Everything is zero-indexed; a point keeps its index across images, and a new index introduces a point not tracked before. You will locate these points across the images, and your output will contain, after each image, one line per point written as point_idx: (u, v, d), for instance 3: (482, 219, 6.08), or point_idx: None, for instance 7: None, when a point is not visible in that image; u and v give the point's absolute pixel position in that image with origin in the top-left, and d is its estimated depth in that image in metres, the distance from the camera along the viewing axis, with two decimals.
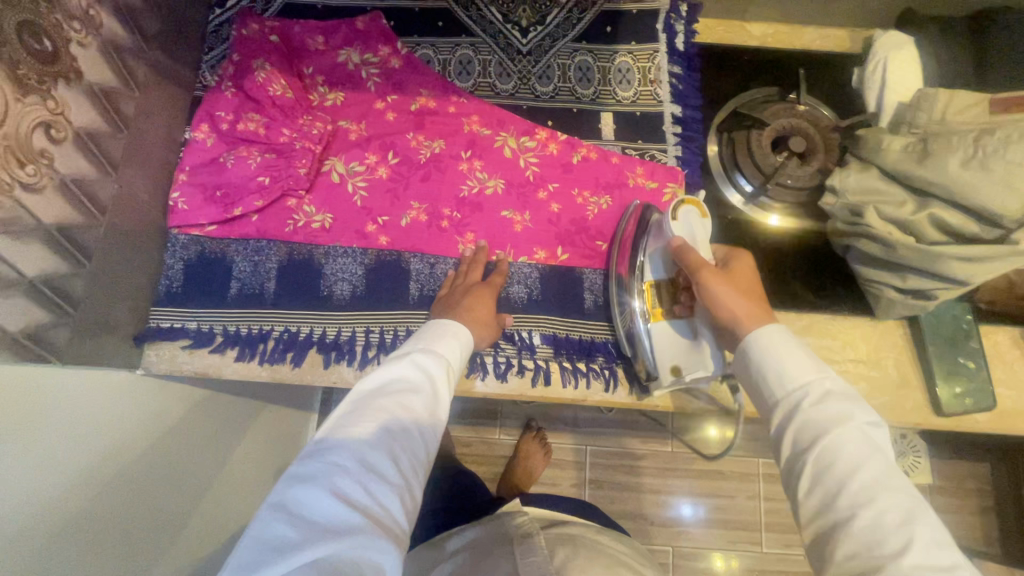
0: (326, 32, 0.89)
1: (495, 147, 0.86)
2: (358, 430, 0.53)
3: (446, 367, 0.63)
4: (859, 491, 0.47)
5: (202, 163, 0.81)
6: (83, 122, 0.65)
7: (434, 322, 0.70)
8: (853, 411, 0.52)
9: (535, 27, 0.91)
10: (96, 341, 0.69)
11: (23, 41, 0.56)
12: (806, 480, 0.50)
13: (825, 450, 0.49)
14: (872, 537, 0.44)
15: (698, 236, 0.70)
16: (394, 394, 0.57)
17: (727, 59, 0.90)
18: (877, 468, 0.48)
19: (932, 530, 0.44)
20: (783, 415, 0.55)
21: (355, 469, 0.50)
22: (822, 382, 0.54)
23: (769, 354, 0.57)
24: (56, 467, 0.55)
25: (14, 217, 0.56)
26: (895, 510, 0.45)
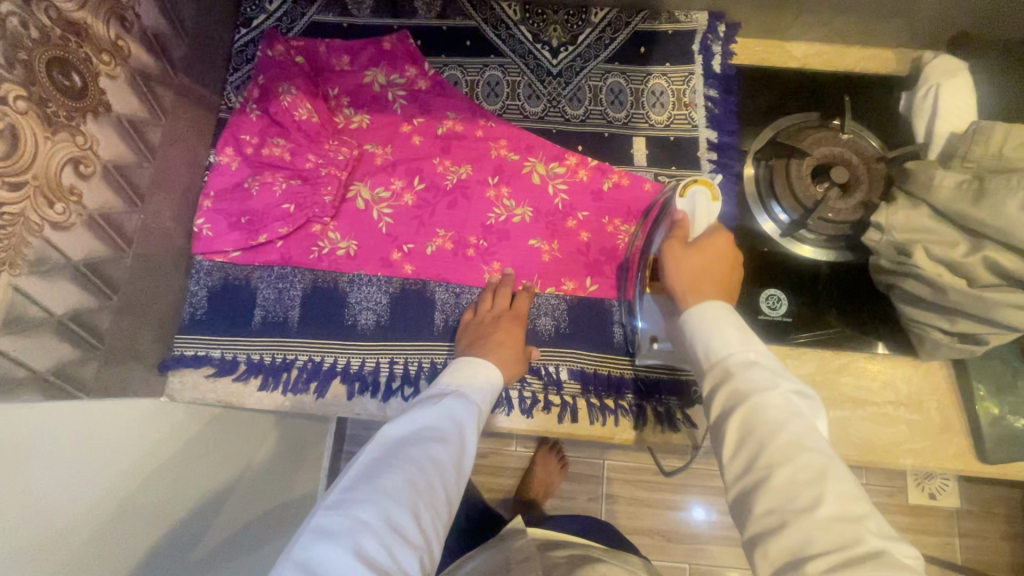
0: (351, 52, 0.87)
1: (522, 173, 0.84)
2: (384, 482, 0.52)
3: (475, 414, 0.62)
4: (779, 453, 0.44)
5: (227, 188, 0.81)
6: (111, 155, 0.64)
7: (461, 359, 0.69)
8: (775, 373, 0.48)
9: (566, 47, 0.88)
10: (124, 372, 0.69)
11: (52, 80, 0.55)
12: (728, 448, 0.47)
13: (746, 414, 0.46)
14: (787, 500, 0.42)
15: (699, 218, 0.65)
16: (422, 445, 0.56)
17: (766, 81, 0.86)
18: (798, 428, 0.44)
19: (846, 488, 0.41)
20: (707, 383, 0.51)
21: (378, 527, 0.48)
22: (748, 348, 0.50)
23: (699, 322, 0.53)
24: (74, 493, 0.55)
25: (44, 256, 0.56)
26: (811, 467, 0.42)
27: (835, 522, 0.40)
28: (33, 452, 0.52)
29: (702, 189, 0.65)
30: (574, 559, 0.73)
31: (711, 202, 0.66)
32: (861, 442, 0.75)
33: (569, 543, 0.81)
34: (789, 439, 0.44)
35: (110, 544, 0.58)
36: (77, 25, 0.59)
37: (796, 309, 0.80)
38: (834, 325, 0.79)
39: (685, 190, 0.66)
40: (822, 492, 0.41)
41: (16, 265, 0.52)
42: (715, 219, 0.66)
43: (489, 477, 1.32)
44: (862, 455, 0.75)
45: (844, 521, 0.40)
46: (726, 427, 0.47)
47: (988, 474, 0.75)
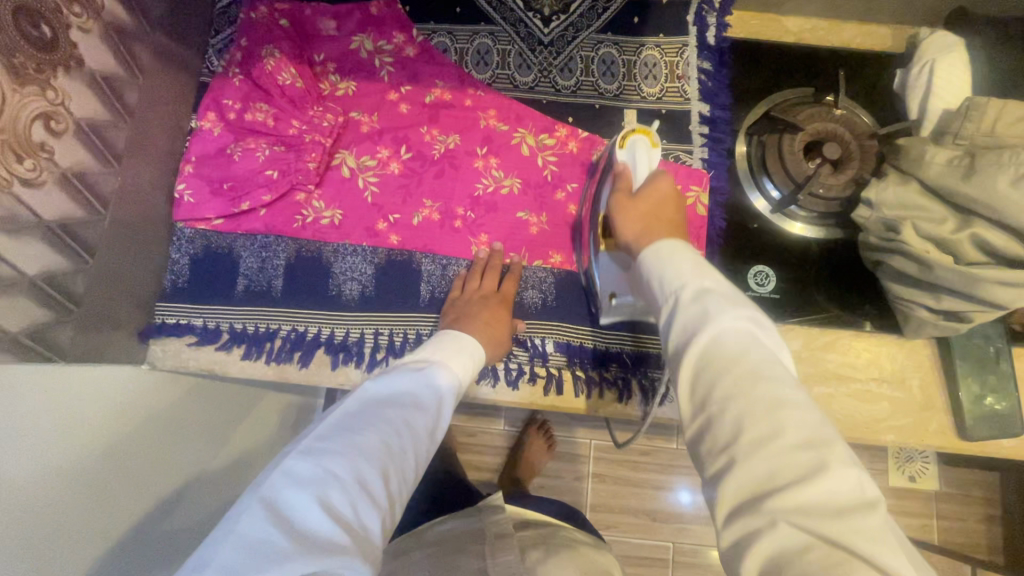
0: (337, 17, 0.85)
1: (512, 144, 0.82)
2: (359, 438, 0.52)
3: (453, 390, 0.63)
4: (733, 384, 0.42)
5: (208, 154, 0.79)
6: (85, 113, 0.62)
7: (445, 330, 0.69)
8: (736, 304, 0.47)
9: (558, 16, 0.86)
10: (102, 338, 0.67)
11: (19, 28, 0.53)
12: (686, 377, 0.45)
13: (706, 342, 0.45)
14: (746, 434, 0.40)
15: (640, 165, 0.69)
16: (400, 409, 0.56)
17: (762, 56, 0.85)
18: (759, 359, 0.43)
19: (808, 421, 0.40)
20: (665, 316, 0.50)
21: (348, 481, 0.48)
22: (702, 278, 0.49)
23: (655, 260, 0.53)
24: (34, 447, 0.53)
25: (13, 213, 0.54)
26: (766, 400, 0.41)
27: (790, 453, 0.38)
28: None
29: (641, 138, 0.70)
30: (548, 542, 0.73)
31: (650, 154, 0.70)
32: (845, 419, 0.75)
33: (541, 525, 0.80)
34: (748, 368, 0.43)
35: (78, 496, 0.57)
36: None
37: (781, 286, 0.80)
38: (818, 302, 0.79)
39: (624, 141, 0.71)
40: (777, 423, 0.39)
41: None
42: (656, 165, 0.70)
43: (477, 454, 1.33)
44: (845, 432, 0.75)
45: (798, 454, 0.38)
46: (686, 358, 0.45)
47: (969, 451, 0.75)
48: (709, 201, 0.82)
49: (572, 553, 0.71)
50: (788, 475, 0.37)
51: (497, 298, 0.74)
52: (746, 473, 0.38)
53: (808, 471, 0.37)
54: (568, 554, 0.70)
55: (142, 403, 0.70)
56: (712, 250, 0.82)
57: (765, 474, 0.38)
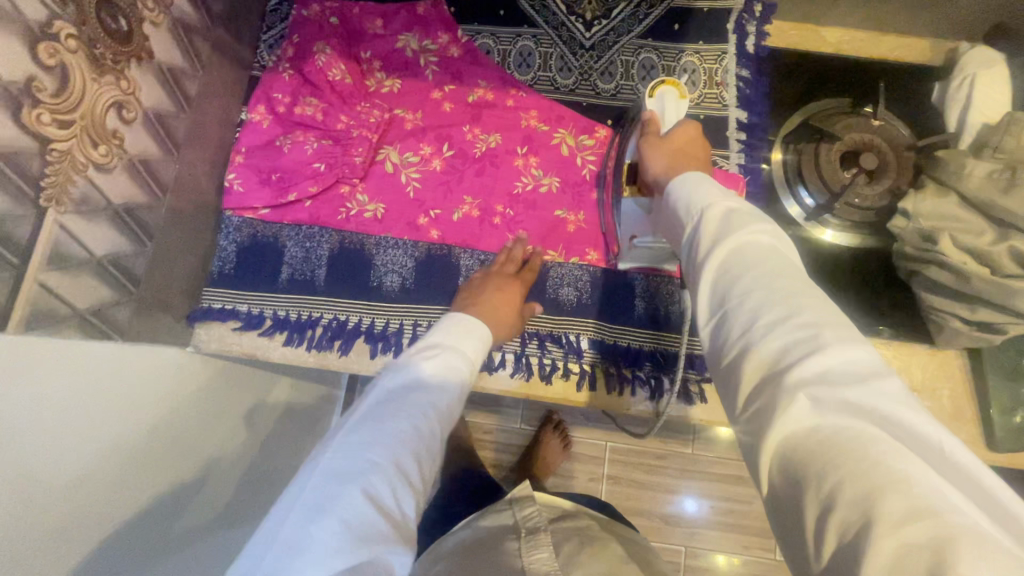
0: (385, 16, 0.87)
1: (552, 144, 0.84)
2: (390, 426, 0.51)
3: (467, 373, 0.63)
4: (754, 282, 0.43)
5: (258, 145, 0.81)
6: (152, 102, 0.65)
7: (453, 315, 0.69)
8: (756, 219, 0.48)
9: (599, 21, 0.88)
10: (154, 320, 0.70)
11: (101, 21, 0.55)
12: (710, 276, 0.47)
13: (727, 247, 0.46)
14: (760, 318, 0.41)
15: (667, 115, 0.71)
16: (422, 395, 0.56)
17: (800, 66, 0.86)
18: (777, 266, 0.44)
19: (826, 310, 0.40)
20: (688, 234, 0.51)
21: (387, 470, 0.47)
22: (725, 201, 0.51)
23: (681, 190, 0.55)
24: (68, 456, 0.50)
25: (87, 196, 0.57)
26: (786, 290, 0.42)
27: (810, 330, 0.39)
28: (50, 400, 0.49)
29: (671, 90, 0.72)
30: (579, 535, 0.75)
31: (677, 106, 0.72)
32: None
33: (575, 516, 0.83)
34: (766, 268, 0.44)
35: (115, 495, 0.56)
36: None
37: None
38: (850, 311, 0.80)
39: (654, 91, 0.73)
40: (796, 305, 0.40)
41: (62, 203, 0.54)
42: (683, 115, 0.72)
43: (494, 451, 1.34)
44: None
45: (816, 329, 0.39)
46: (710, 260, 0.47)
47: (996, 464, 0.75)
48: None
49: (605, 547, 0.73)
50: (809, 346, 0.38)
51: (514, 286, 0.74)
52: (768, 346, 0.39)
53: (825, 342, 0.37)
54: (599, 548, 0.72)
55: (156, 378, 0.67)
56: None
57: (783, 348, 0.39)
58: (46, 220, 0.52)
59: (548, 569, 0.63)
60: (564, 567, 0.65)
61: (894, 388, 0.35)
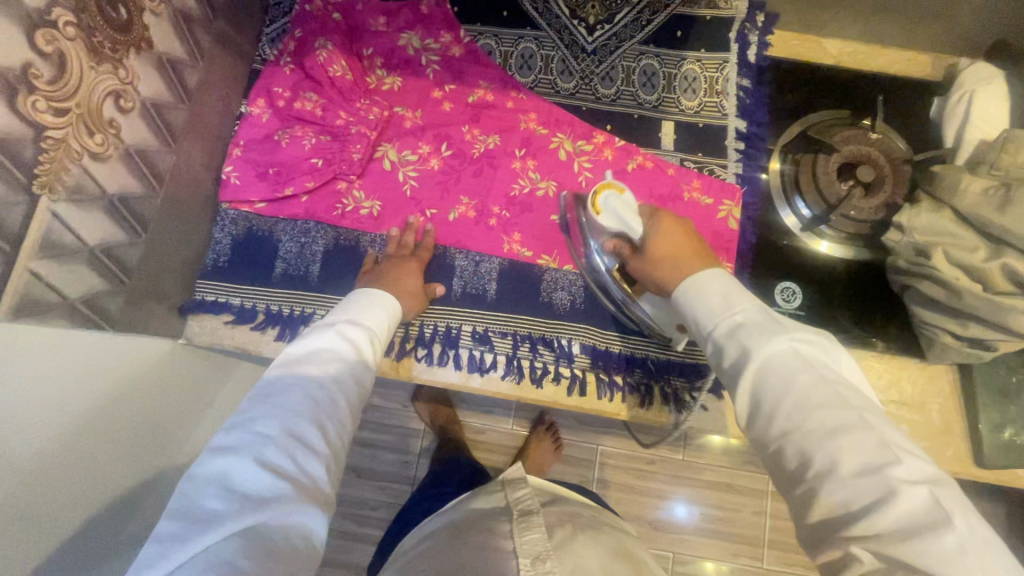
0: (387, 14, 0.87)
1: (550, 147, 0.83)
2: (284, 398, 0.52)
3: (371, 339, 0.64)
4: (788, 418, 0.45)
5: (256, 139, 0.81)
6: (150, 93, 0.65)
7: (360, 293, 0.70)
8: (772, 329, 0.50)
9: (602, 26, 0.88)
10: (145, 311, 0.70)
11: (100, 10, 0.55)
12: (746, 406, 0.49)
13: (753, 370, 0.48)
14: (807, 464, 0.43)
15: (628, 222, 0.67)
16: (320, 365, 0.57)
17: (802, 76, 0.86)
18: (806, 385, 0.46)
19: (865, 441, 0.42)
20: (711, 355, 0.54)
21: (282, 438, 0.48)
22: (732, 314, 0.53)
23: (686, 301, 0.57)
24: (31, 435, 0.49)
25: (81, 184, 0.56)
26: (822, 426, 0.44)
27: (857, 478, 0.40)
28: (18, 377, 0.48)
29: (615, 195, 0.67)
30: (572, 520, 0.74)
31: (626, 201, 0.68)
32: None
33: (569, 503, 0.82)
34: (798, 395, 0.46)
35: (78, 482, 0.55)
36: None
37: (808, 303, 0.80)
38: (843, 323, 0.80)
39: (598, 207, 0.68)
40: (837, 444, 0.42)
41: (56, 190, 0.53)
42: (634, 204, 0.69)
43: (485, 451, 1.34)
44: None
45: (862, 474, 0.41)
46: (739, 387, 0.49)
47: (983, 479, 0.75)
48: (741, 215, 0.82)
49: (599, 533, 0.73)
50: (864, 500, 0.40)
51: (414, 266, 0.76)
52: (822, 498, 0.42)
53: (879, 491, 0.39)
54: (593, 533, 0.71)
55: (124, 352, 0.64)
56: (742, 265, 0.81)
57: (841, 502, 0.41)
58: (38, 206, 0.52)
59: (541, 550, 0.63)
60: (557, 547, 0.65)
61: (953, 540, 0.37)
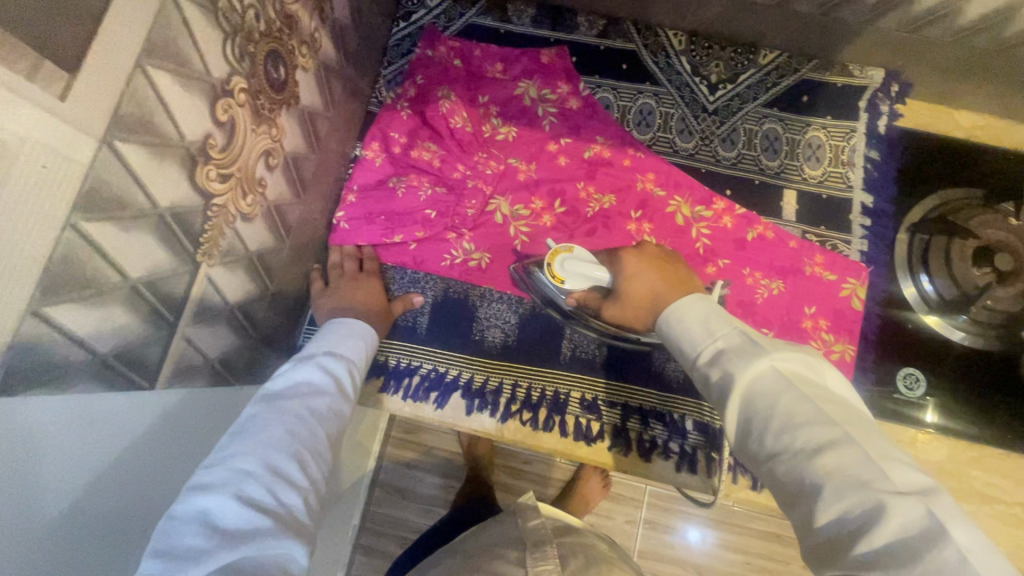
0: (505, 60, 0.85)
1: (667, 210, 0.81)
2: (264, 431, 0.48)
3: (351, 370, 0.61)
4: (775, 439, 0.42)
5: (371, 184, 0.80)
6: (292, 147, 0.64)
7: (335, 323, 0.67)
8: (751, 351, 0.47)
9: (724, 85, 0.85)
10: (262, 360, 0.69)
11: (266, 72, 0.54)
12: (736, 432, 0.46)
13: (740, 396, 0.45)
14: (801, 486, 0.39)
15: (586, 274, 0.68)
16: (300, 396, 0.53)
17: (933, 151, 0.83)
18: (796, 399, 0.42)
19: (858, 457, 0.38)
20: (698, 382, 0.51)
21: (264, 473, 0.44)
22: (714, 340, 0.51)
23: (671, 325, 0.55)
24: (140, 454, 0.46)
25: (232, 246, 0.56)
26: (808, 442, 0.40)
27: (845, 494, 0.37)
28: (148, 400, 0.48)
29: (570, 257, 0.69)
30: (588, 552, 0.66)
31: (579, 258, 0.69)
32: None
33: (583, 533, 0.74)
34: (784, 414, 0.42)
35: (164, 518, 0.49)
36: (292, 17, 0.57)
37: (932, 393, 0.77)
38: (969, 415, 0.76)
39: (556, 274, 0.69)
40: (823, 460, 0.38)
41: (213, 255, 0.53)
42: (589, 253, 0.71)
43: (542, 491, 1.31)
44: None
45: (855, 492, 0.36)
46: (726, 415, 0.46)
47: None
48: (865, 294, 0.79)
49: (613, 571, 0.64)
50: (858, 515, 0.36)
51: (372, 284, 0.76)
52: (822, 517, 0.37)
53: (871, 504, 0.35)
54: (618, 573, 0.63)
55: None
56: (865, 345, 0.78)
57: (833, 517, 0.37)
58: (198, 273, 0.51)
59: None
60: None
61: (954, 551, 0.32)
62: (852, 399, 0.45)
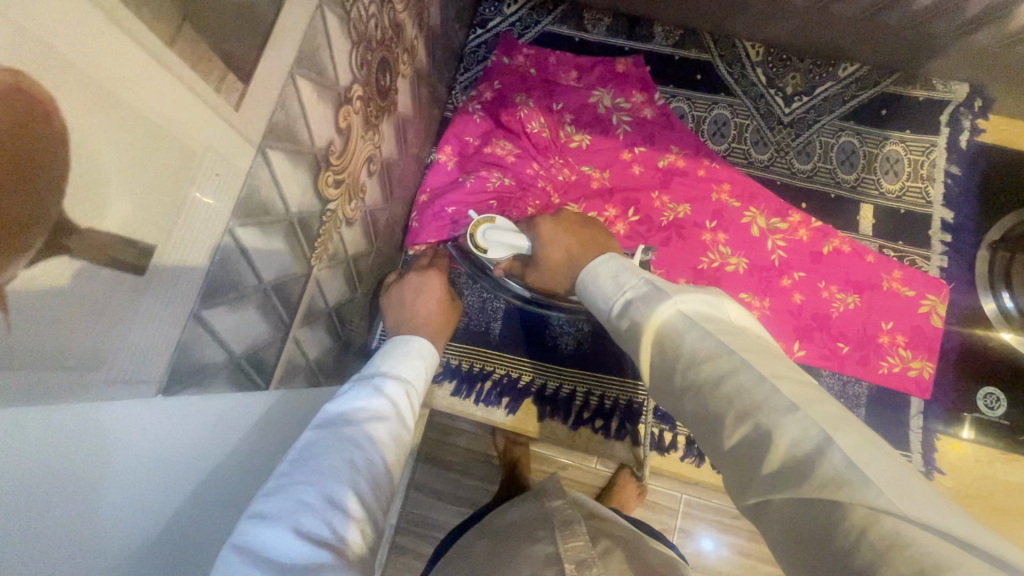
0: (580, 69, 0.85)
1: (742, 222, 0.81)
2: (324, 458, 0.40)
3: (412, 394, 0.53)
4: (682, 377, 0.41)
5: (443, 185, 0.80)
6: (387, 153, 0.65)
7: (395, 341, 0.58)
8: (653, 299, 0.45)
9: (800, 97, 0.85)
10: (345, 361, 0.70)
11: (377, 80, 0.55)
12: (651, 377, 0.45)
13: (650, 342, 0.45)
14: (717, 418, 0.39)
15: (508, 243, 0.66)
16: (363, 421, 0.45)
17: (1016, 168, 0.82)
18: (696, 336, 0.41)
19: (755, 380, 0.37)
20: (613, 334, 0.50)
21: (323, 511, 0.37)
22: (621, 293, 0.49)
23: (587, 285, 0.53)
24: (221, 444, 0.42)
25: (335, 250, 0.57)
26: (709, 375, 0.39)
27: (746, 420, 0.36)
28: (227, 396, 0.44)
29: (491, 226, 0.66)
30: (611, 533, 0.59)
31: (501, 227, 0.67)
32: None
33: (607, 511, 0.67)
34: (685, 352, 0.41)
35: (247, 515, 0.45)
36: (400, 27, 0.58)
37: (1014, 415, 0.75)
38: None
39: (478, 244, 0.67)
40: (724, 390, 0.38)
41: (321, 259, 0.54)
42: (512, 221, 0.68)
43: None
44: None
45: (754, 413, 0.36)
46: (641, 364, 0.46)
47: None
48: (945, 312, 0.78)
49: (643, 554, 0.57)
50: (757, 437, 0.36)
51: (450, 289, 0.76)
52: (731, 444, 0.37)
53: (765, 426, 0.35)
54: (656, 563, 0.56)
55: (64, 408, 0.27)
56: (944, 364, 0.77)
57: (739, 442, 0.37)
58: (310, 276, 0.52)
59: (586, 557, 0.50)
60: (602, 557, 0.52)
61: (841, 457, 0.32)
62: (752, 326, 0.44)
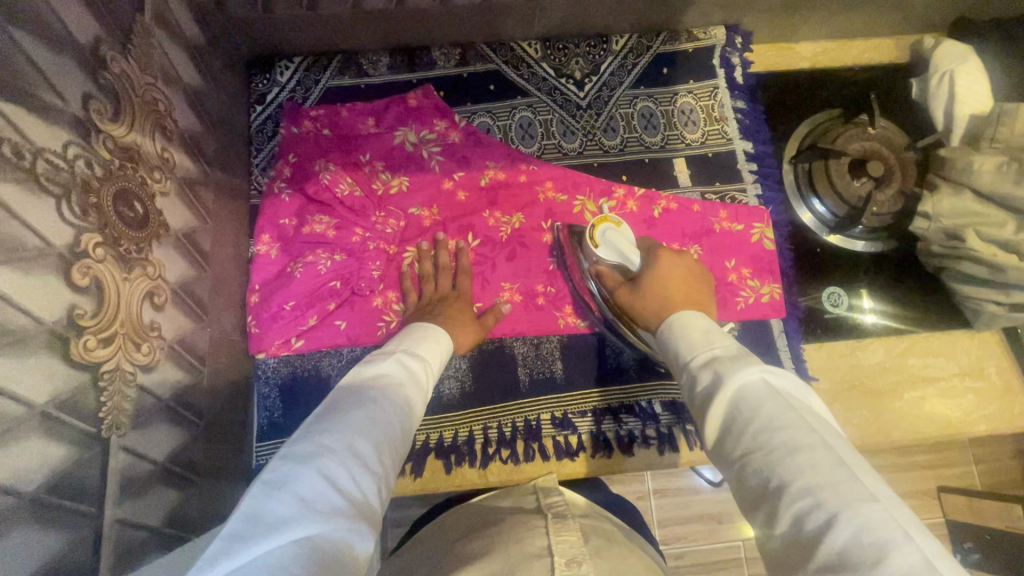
0: (375, 114, 0.83)
1: (574, 213, 0.82)
2: (347, 412, 0.44)
3: (429, 369, 0.57)
4: (752, 440, 0.40)
5: (270, 279, 0.76)
6: (178, 277, 0.60)
7: (417, 326, 0.62)
8: (745, 360, 0.45)
9: (590, 78, 0.88)
10: (217, 497, 0.64)
11: (118, 212, 0.50)
12: (710, 433, 0.44)
13: (726, 399, 0.43)
14: (770, 485, 0.37)
15: (626, 249, 0.69)
16: (384, 385, 0.50)
17: (786, 88, 0.90)
18: (776, 408, 0.40)
19: (827, 464, 0.36)
20: (684, 387, 0.48)
21: (343, 451, 0.41)
22: (710, 347, 0.48)
23: (670, 331, 0.53)
24: None
25: (140, 405, 0.51)
26: (788, 450, 0.38)
27: (807, 496, 0.35)
28: None
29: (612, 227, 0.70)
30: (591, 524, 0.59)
31: (622, 233, 0.71)
32: (938, 418, 0.77)
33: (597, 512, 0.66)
34: (764, 418, 0.40)
35: None
36: (132, 150, 0.53)
37: (853, 304, 0.83)
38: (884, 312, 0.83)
39: (597, 240, 0.70)
40: (794, 462, 0.37)
41: (121, 424, 0.48)
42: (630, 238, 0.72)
43: None
44: (942, 431, 0.77)
45: (827, 494, 0.35)
46: (706, 418, 0.43)
47: None
48: (773, 234, 0.84)
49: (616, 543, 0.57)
50: (814, 519, 0.34)
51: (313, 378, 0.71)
52: (782, 520, 0.36)
53: (830, 508, 0.34)
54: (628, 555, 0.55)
55: None
56: (788, 282, 0.83)
57: (790, 522, 0.35)
58: (110, 450, 0.47)
59: (576, 552, 0.48)
60: (593, 553, 0.50)
61: (920, 558, 0.31)
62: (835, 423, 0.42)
